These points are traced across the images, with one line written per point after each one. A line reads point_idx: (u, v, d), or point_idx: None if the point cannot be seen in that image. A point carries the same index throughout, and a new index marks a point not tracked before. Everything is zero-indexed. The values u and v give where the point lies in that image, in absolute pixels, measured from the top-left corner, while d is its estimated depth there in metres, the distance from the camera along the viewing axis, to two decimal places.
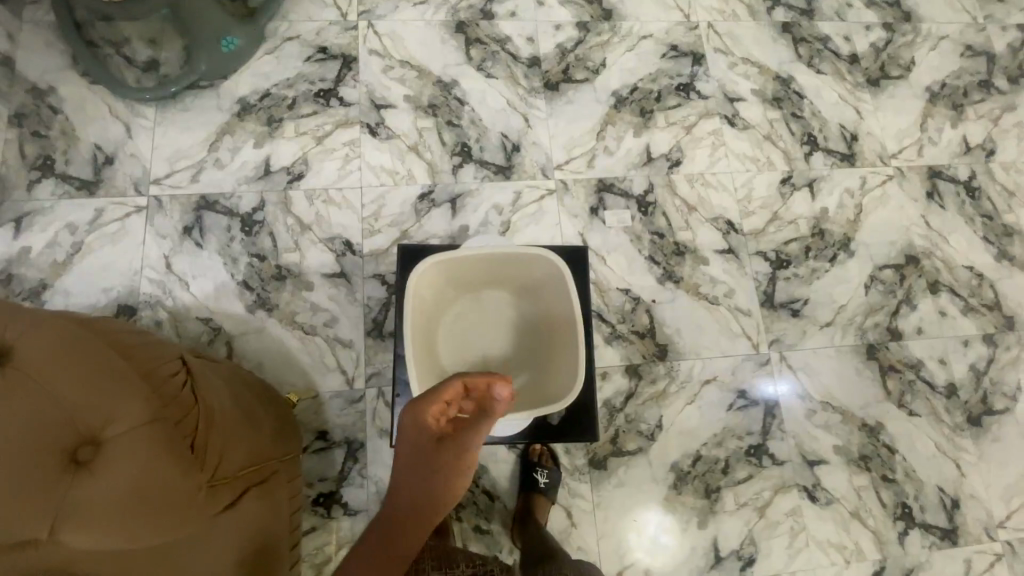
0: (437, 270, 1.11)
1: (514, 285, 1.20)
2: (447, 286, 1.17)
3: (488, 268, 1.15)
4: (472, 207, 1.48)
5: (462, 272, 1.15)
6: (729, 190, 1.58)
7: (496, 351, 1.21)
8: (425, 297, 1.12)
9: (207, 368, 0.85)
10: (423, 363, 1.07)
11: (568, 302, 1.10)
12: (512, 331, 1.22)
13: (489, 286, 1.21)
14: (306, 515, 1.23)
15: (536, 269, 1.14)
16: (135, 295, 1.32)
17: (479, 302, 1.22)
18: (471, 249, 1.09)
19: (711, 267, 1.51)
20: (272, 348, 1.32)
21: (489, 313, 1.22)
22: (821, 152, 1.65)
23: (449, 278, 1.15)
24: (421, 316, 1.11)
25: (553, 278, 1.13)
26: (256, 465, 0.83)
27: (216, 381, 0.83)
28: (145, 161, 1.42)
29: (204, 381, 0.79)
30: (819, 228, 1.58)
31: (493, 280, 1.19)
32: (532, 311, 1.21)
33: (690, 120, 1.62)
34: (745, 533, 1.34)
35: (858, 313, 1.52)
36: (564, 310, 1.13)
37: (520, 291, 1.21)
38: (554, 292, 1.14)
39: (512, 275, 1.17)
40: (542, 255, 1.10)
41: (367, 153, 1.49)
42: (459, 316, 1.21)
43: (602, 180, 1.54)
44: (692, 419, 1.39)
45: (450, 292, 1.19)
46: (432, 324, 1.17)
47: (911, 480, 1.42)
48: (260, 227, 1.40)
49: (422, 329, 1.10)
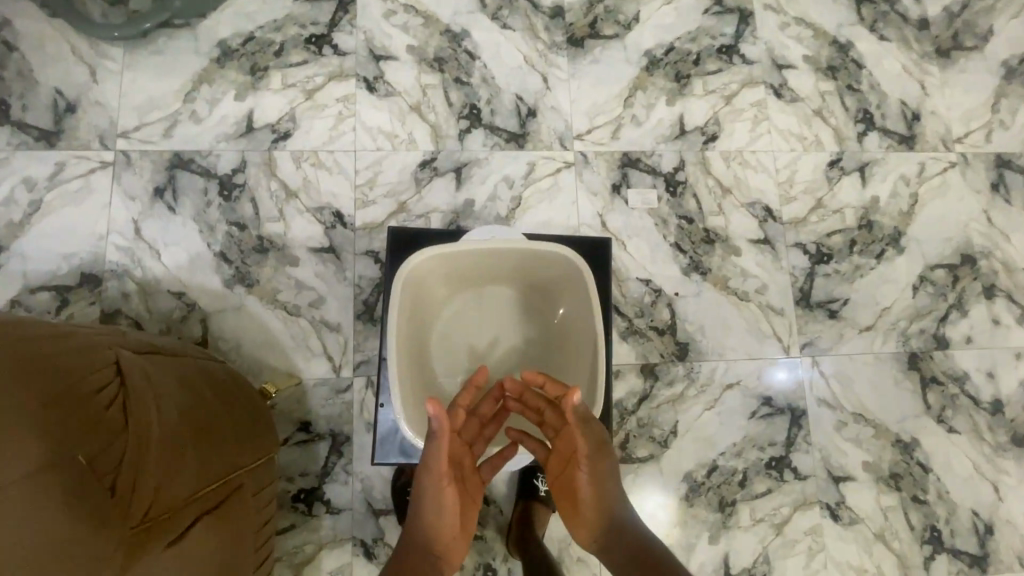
0: (435, 264, 0.99)
1: (523, 284, 1.08)
2: (446, 282, 1.04)
3: (495, 265, 1.03)
4: (479, 179, 1.31)
5: (465, 268, 1.03)
6: (770, 172, 1.40)
7: (497, 357, 1.08)
8: (418, 293, 1.00)
9: (155, 370, 0.70)
10: (411, 376, 0.96)
11: (587, 310, 0.98)
12: (519, 337, 1.09)
13: (494, 283, 1.08)
14: (285, 512, 1.14)
15: (544, 262, 1.00)
16: (100, 263, 1.19)
17: (478, 300, 1.08)
18: (477, 242, 0.97)
19: (743, 258, 1.35)
20: (251, 329, 1.20)
21: (490, 312, 1.09)
22: (877, 132, 1.46)
23: (449, 274, 1.03)
24: (411, 315, 0.99)
25: (571, 281, 1.01)
26: (204, 489, 0.69)
27: (165, 389, 0.69)
28: (111, 111, 1.25)
29: (144, 391, 0.64)
30: (867, 219, 1.41)
31: (501, 278, 1.07)
32: (543, 315, 1.08)
33: (731, 88, 1.42)
34: (759, 551, 1.24)
35: (903, 317, 1.37)
36: (582, 320, 1.00)
37: (530, 290, 1.08)
38: (571, 296, 1.02)
39: (516, 269, 1.04)
40: (561, 254, 0.98)
41: (363, 111, 1.31)
42: (458, 316, 1.08)
43: (627, 154, 1.36)
44: (710, 427, 1.27)
45: (444, 291, 1.06)
46: (426, 324, 1.05)
47: (943, 502, 1.30)
48: (240, 192, 1.24)
49: (410, 337, 0.98)
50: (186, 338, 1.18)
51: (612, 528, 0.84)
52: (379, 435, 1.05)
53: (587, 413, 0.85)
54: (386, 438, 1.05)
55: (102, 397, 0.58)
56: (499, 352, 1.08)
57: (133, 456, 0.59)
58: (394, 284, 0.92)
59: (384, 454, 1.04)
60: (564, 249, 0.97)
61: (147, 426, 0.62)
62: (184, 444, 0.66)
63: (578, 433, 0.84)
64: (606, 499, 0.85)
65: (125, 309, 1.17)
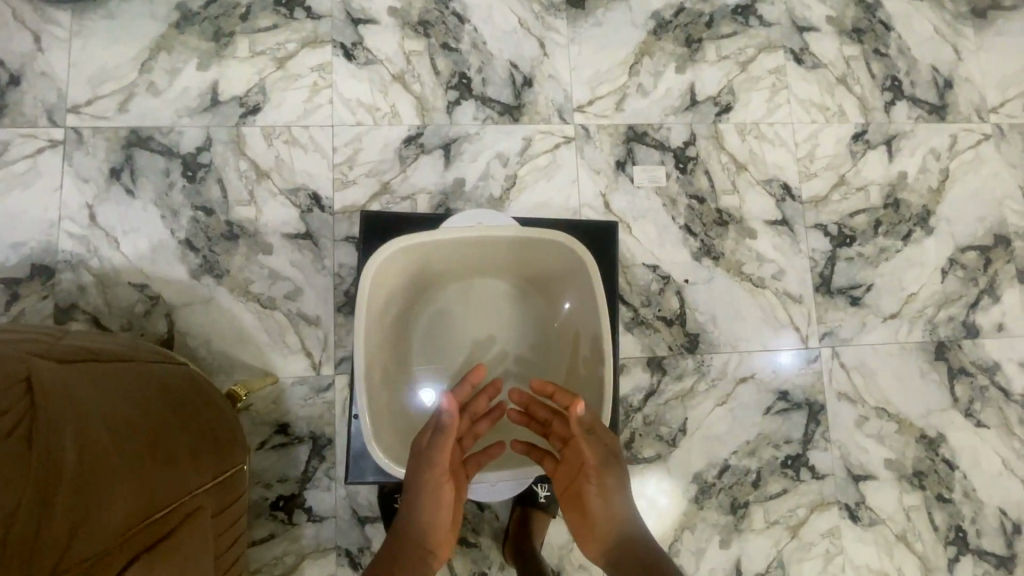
0: (417, 253, 0.91)
1: (518, 275, 0.99)
2: (429, 272, 0.96)
3: (485, 254, 0.95)
4: (470, 156, 1.19)
5: (451, 257, 0.95)
6: (788, 146, 1.28)
7: (490, 360, 1.00)
8: (396, 283, 0.92)
9: (82, 384, 0.60)
10: (380, 376, 0.89)
11: (591, 305, 0.91)
12: (512, 332, 1.00)
13: (487, 274, 0.99)
14: (263, 521, 1.05)
15: (541, 250, 0.93)
16: (52, 252, 1.08)
17: (466, 295, 1.00)
18: (462, 228, 0.89)
19: (759, 242, 1.24)
20: (221, 324, 1.09)
21: (479, 308, 1.00)
22: (906, 102, 1.33)
23: (432, 263, 0.95)
24: (386, 308, 0.92)
25: (571, 272, 0.93)
26: (147, 519, 0.59)
27: (92, 407, 0.59)
28: (60, 83, 1.12)
29: (58, 413, 0.54)
30: (893, 198, 1.29)
31: (492, 268, 0.98)
32: (539, 309, 1.00)
33: (747, 54, 1.29)
34: (773, 555, 1.16)
35: (930, 303, 1.27)
36: (585, 317, 0.93)
37: (526, 283, 1.00)
38: (571, 289, 0.94)
39: (509, 259, 0.96)
40: (561, 241, 0.90)
41: (340, 81, 1.19)
42: (444, 309, 1.00)
43: (633, 127, 1.24)
44: (721, 424, 1.18)
45: (428, 284, 0.98)
46: (406, 317, 0.97)
47: (970, 500, 1.22)
48: (206, 173, 1.13)
49: (380, 332, 0.90)
50: (150, 334, 1.07)
51: (618, 542, 0.75)
52: (352, 454, 1.00)
53: (593, 422, 0.79)
54: (358, 458, 1.00)
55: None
56: (489, 350, 1.00)
57: (35, 495, 0.48)
58: (364, 272, 0.84)
59: (357, 475, 0.99)
60: (566, 237, 0.89)
61: (58, 456, 0.51)
62: (113, 471, 0.57)
63: (581, 441, 0.78)
64: (614, 512, 0.77)
65: (81, 303, 1.07)
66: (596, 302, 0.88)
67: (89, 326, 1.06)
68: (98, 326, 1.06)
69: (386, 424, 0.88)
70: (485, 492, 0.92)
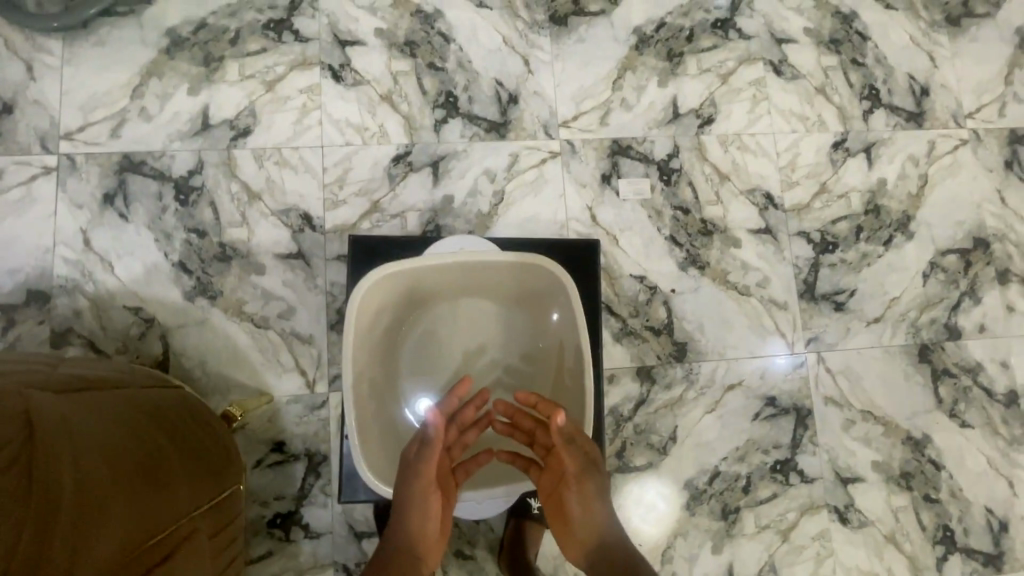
0: (403, 277, 0.95)
1: (504, 295, 1.02)
2: (416, 295, 0.99)
3: (471, 276, 0.98)
4: (458, 173, 1.22)
5: (437, 280, 0.98)
6: (770, 156, 1.31)
7: (478, 376, 1.03)
8: (382, 306, 0.95)
9: (79, 413, 0.62)
10: (367, 396, 0.92)
11: (573, 324, 0.94)
12: (499, 351, 1.03)
13: (473, 293, 1.02)
14: (261, 539, 1.07)
15: (527, 272, 0.96)
16: (47, 278, 1.09)
17: (453, 314, 1.03)
18: (447, 254, 0.92)
19: (743, 251, 1.26)
20: (216, 344, 1.11)
21: (466, 326, 1.03)
22: (884, 110, 1.36)
23: (419, 286, 0.98)
24: (373, 331, 0.95)
25: (555, 293, 0.96)
26: (143, 544, 0.61)
27: (89, 436, 0.60)
28: (52, 111, 1.14)
29: (55, 444, 0.55)
30: (874, 204, 1.32)
31: (479, 288, 1.01)
32: (525, 327, 1.03)
33: (728, 66, 1.32)
34: (765, 559, 1.18)
35: (913, 307, 1.29)
36: (569, 336, 0.96)
37: (512, 301, 1.03)
38: (556, 309, 0.97)
39: (495, 279, 0.99)
40: (544, 263, 0.93)
41: (329, 103, 1.21)
42: (432, 330, 1.03)
43: (617, 141, 1.27)
44: (711, 430, 1.20)
45: (416, 303, 1.01)
46: (394, 338, 1.00)
47: (956, 500, 1.24)
48: (198, 196, 1.15)
49: (368, 352, 0.94)
50: (146, 356, 1.09)
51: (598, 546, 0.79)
52: (344, 473, 1.04)
53: (574, 431, 0.82)
54: (351, 477, 1.05)
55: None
56: (475, 368, 1.03)
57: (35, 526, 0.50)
58: (350, 299, 0.87)
59: (349, 494, 1.04)
60: (548, 259, 0.93)
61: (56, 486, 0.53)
62: (110, 499, 0.58)
63: (563, 452, 0.81)
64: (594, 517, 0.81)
65: (77, 327, 1.08)
66: (578, 322, 0.91)
67: (85, 350, 1.08)
68: (93, 350, 1.08)
69: (374, 443, 0.91)
70: (472, 510, 0.93)
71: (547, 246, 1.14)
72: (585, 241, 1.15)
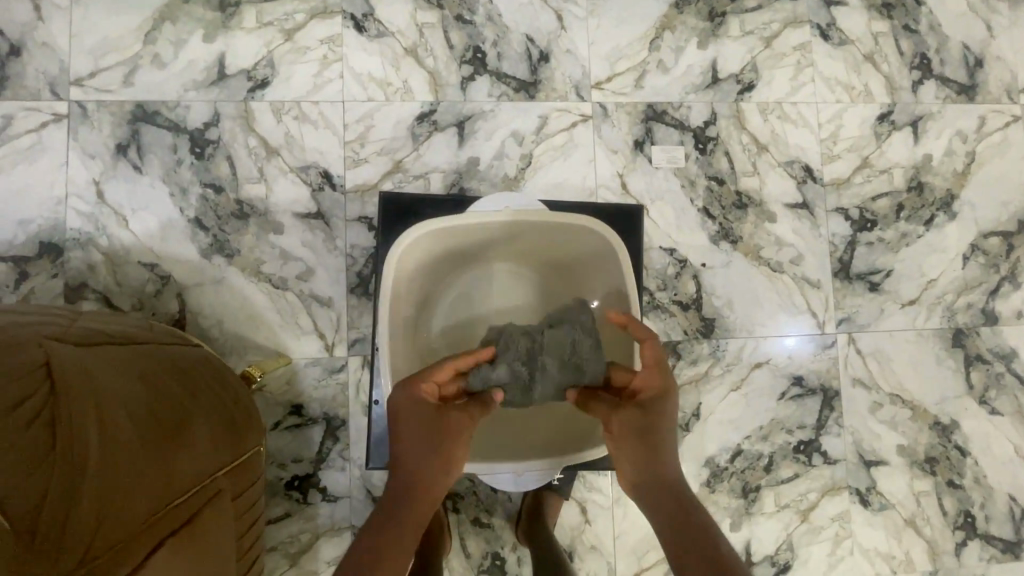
0: (444, 236, 0.92)
1: (543, 261, 1.00)
2: (453, 254, 0.97)
3: (515, 238, 0.96)
4: (485, 134, 1.16)
5: (477, 240, 0.95)
6: (812, 127, 1.24)
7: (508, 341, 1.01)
8: (418, 266, 0.92)
9: (100, 369, 0.59)
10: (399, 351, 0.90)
11: (619, 292, 0.93)
12: (537, 316, 1.02)
13: (511, 256, 1.00)
14: (278, 501, 1.06)
15: (576, 240, 0.95)
16: (60, 230, 1.06)
17: (488, 276, 1.01)
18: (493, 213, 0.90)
19: (779, 225, 1.21)
20: (233, 304, 1.08)
21: (501, 289, 1.01)
22: (935, 81, 1.29)
23: (456, 248, 0.95)
24: (409, 293, 0.92)
25: (600, 257, 0.94)
26: (172, 503, 0.60)
27: (110, 392, 0.57)
28: (62, 55, 1.09)
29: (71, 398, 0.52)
30: (917, 181, 1.26)
31: (519, 251, 0.99)
32: (562, 291, 1.02)
33: (772, 29, 1.24)
34: (783, 538, 1.17)
35: (950, 290, 1.25)
36: (613, 308, 0.94)
37: (551, 268, 1.01)
38: (601, 274, 0.96)
39: (539, 243, 0.97)
40: (592, 226, 0.91)
41: (351, 55, 1.14)
42: (466, 295, 1.00)
43: (652, 105, 1.20)
44: (735, 408, 1.18)
45: (451, 262, 0.98)
46: (428, 297, 0.98)
47: (980, 486, 1.22)
48: (214, 149, 1.10)
49: (403, 306, 0.91)
50: (162, 314, 1.06)
51: (650, 480, 0.78)
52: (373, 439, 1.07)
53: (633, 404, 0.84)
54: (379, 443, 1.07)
55: (13, 418, 0.48)
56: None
57: (59, 489, 0.48)
58: (392, 255, 0.85)
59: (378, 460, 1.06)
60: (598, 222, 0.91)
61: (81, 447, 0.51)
62: (135, 456, 0.56)
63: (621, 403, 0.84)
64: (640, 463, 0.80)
65: (91, 282, 1.05)
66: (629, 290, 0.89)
67: (100, 306, 1.05)
68: (108, 306, 1.05)
69: None
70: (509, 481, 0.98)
71: (591, 208, 1.15)
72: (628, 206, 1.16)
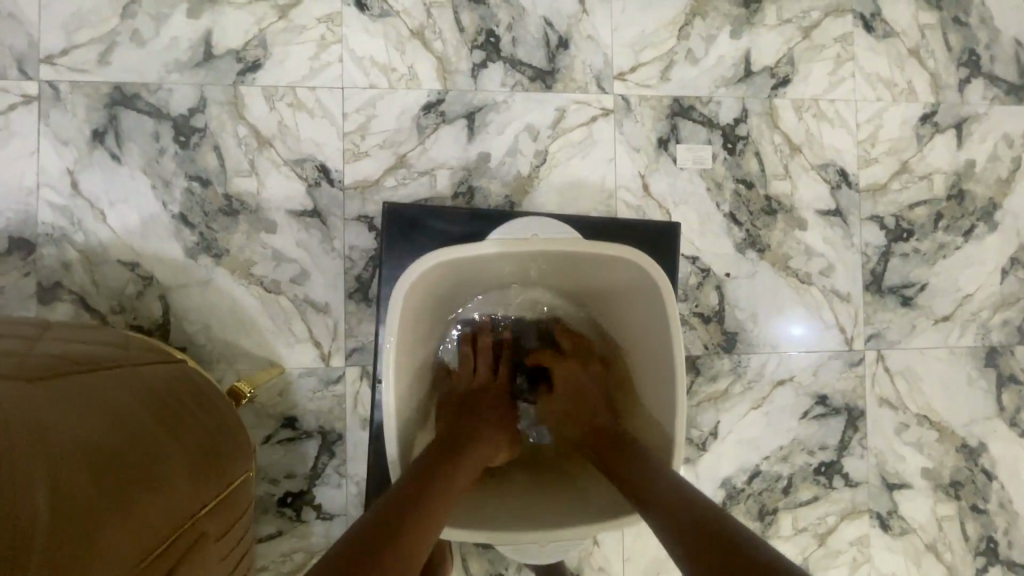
0: (463, 265, 0.85)
1: (574, 285, 0.95)
2: (476, 277, 0.92)
3: (541, 264, 0.89)
4: (497, 127, 1.07)
5: (500, 265, 0.89)
6: (849, 127, 1.15)
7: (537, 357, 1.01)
8: (438, 290, 0.87)
9: (50, 414, 0.52)
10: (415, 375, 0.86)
11: (657, 327, 0.84)
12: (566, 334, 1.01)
13: (541, 279, 0.95)
14: (270, 518, 1.00)
15: (608, 271, 0.87)
16: (30, 224, 0.97)
17: (518, 293, 0.99)
18: (511, 241, 0.82)
19: (809, 234, 1.13)
20: (221, 308, 1.00)
21: (529, 306, 1.00)
22: (983, 80, 1.19)
23: (474, 272, 0.89)
24: (420, 323, 0.86)
25: (640, 293, 0.86)
26: (151, 553, 0.54)
27: (63, 443, 0.51)
28: (29, 28, 0.98)
29: (9, 459, 0.46)
30: (958, 188, 1.18)
31: (549, 276, 0.94)
32: (590, 304, 0.98)
33: (812, 18, 1.14)
34: (799, 562, 1.12)
35: (986, 306, 1.18)
36: (649, 343, 0.87)
37: (583, 291, 0.96)
38: (636, 307, 0.88)
39: (569, 271, 0.90)
40: (624, 258, 0.82)
41: (351, 36, 1.04)
42: (493, 299, 0.99)
43: (678, 100, 1.11)
44: (755, 427, 1.11)
45: (477, 282, 0.94)
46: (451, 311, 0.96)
47: (1005, 511, 1.17)
48: (200, 138, 1.00)
49: (422, 329, 0.87)
50: (144, 318, 0.98)
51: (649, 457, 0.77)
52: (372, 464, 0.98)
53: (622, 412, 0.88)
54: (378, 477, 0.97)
55: None
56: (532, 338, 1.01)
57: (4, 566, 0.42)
58: (396, 295, 0.77)
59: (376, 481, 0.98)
60: (635, 254, 0.82)
61: (27, 516, 0.45)
62: (97, 510, 0.50)
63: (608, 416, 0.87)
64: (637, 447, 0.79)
65: (67, 282, 0.97)
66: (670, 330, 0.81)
67: (76, 308, 0.97)
68: (86, 308, 0.97)
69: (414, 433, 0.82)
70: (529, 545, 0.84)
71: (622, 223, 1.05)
72: (662, 224, 1.05)
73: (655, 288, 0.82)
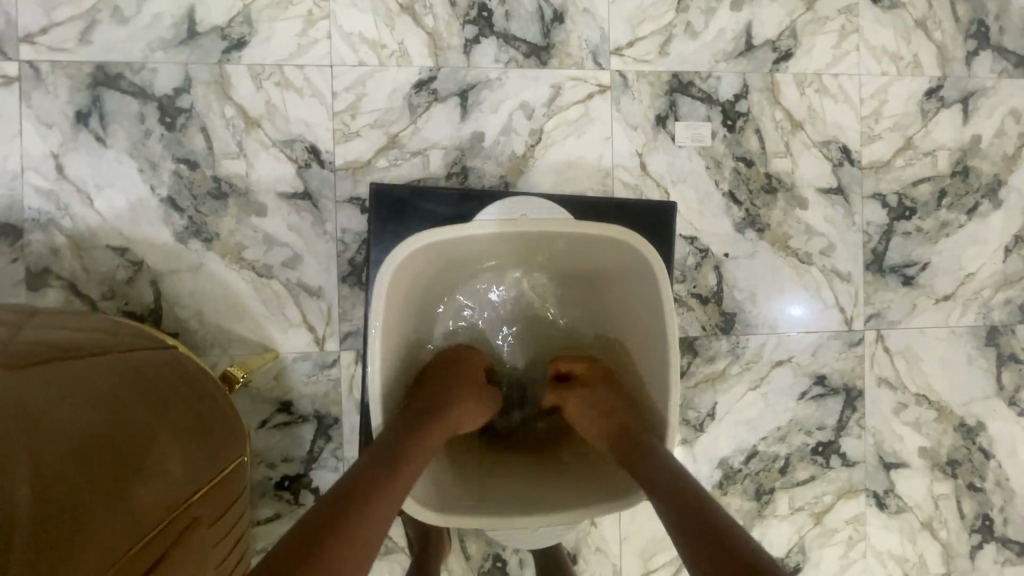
0: (452, 246, 0.84)
1: (565, 268, 0.93)
2: (463, 261, 0.90)
3: (531, 246, 0.88)
4: (490, 105, 1.04)
5: (488, 249, 0.88)
6: (853, 103, 1.12)
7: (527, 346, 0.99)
8: (424, 273, 0.85)
9: (34, 402, 0.51)
10: (399, 361, 0.85)
11: (650, 308, 0.83)
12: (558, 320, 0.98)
13: (530, 264, 0.94)
14: (268, 501, 1.00)
15: (601, 252, 0.86)
16: (16, 209, 0.95)
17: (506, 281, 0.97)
18: (503, 221, 0.81)
19: (809, 212, 1.11)
20: (213, 293, 0.99)
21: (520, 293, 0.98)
22: (992, 52, 1.16)
23: (463, 255, 0.87)
24: (406, 308, 0.84)
25: (633, 274, 0.85)
26: (146, 537, 0.54)
27: (46, 432, 0.50)
28: (6, 6, 0.95)
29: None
30: (963, 165, 1.15)
31: (539, 260, 0.92)
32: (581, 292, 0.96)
33: None
34: (796, 540, 1.13)
35: (988, 285, 1.16)
36: (641, 324, 0.86)
37: (573, 275, 0.95)
38: (629, 289, 0.87)
39: (559, 253, 0.89)
40: (617, 237, 0.82)
41: (339, 11, 1.01)
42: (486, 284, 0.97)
43: (676, 75, 1.08)
44: (753, 408, 1.11)
45: (464, 267, 0.92)
46: (436, 299, 0.94)
47: (1001, 489, 1.18)
48: (187, 119, 0.98)
49: (406, 315, 0.86)
50: (136, 303, 0.97)
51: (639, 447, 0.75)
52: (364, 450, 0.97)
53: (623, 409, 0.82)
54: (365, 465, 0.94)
55: None
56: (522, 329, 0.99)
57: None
58: (382, 277, 0.76)
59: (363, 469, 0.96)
60: (624, 232, 0.81)
61: (14, 506, 0.45)
62: (84, 499, 0.49)
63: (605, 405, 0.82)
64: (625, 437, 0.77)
65: (56, 268, 0.96)
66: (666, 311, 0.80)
67: (66, 294, 0.96)
68: (77, 294, 0.96)
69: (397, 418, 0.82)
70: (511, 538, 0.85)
71: (617, 204, 1.02)
72: (658, 203, 1.02)
73: (646, 265, 0.81)
